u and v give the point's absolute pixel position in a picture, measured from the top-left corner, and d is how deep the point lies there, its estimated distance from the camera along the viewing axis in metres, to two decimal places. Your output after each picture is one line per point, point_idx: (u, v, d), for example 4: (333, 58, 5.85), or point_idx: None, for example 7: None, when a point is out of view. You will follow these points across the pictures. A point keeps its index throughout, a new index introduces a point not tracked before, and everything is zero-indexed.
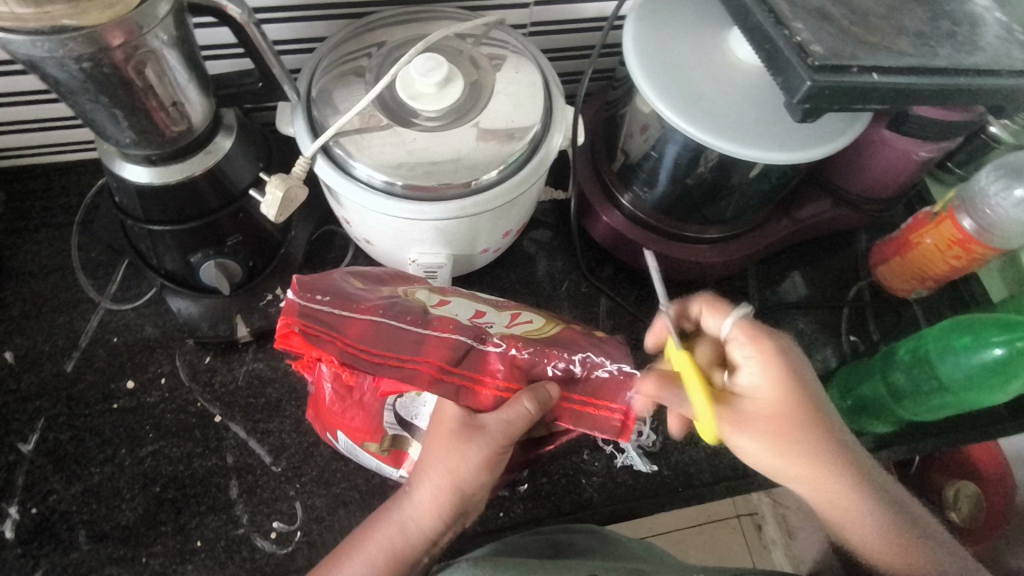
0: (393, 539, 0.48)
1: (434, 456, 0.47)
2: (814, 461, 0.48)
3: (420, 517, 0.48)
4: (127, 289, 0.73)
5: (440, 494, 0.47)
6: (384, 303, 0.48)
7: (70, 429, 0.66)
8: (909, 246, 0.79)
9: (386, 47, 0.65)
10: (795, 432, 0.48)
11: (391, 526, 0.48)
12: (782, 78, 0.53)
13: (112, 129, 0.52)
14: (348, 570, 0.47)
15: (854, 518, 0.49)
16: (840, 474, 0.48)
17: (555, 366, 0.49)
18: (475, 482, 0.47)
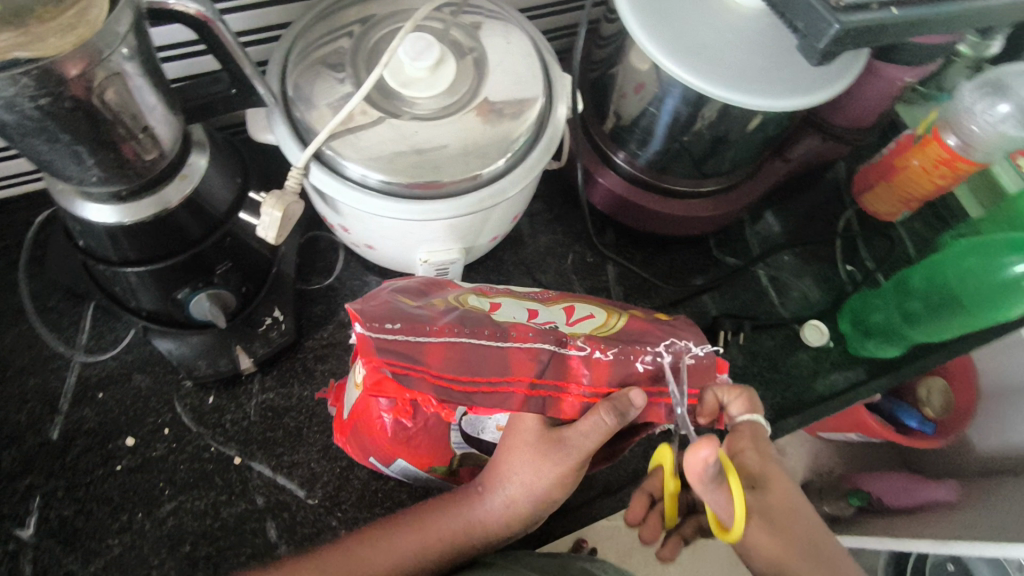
0: (459, 529, 0.54)
1: (512, 466, 0.51)
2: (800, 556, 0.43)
3: (487, 516, 0.53)
4: (101, 337, 0.66)
5: (513, 497, 0.52)
6: (455, 321, 0.43)
7: (73, 502, 0.59)
8: (895, 170, 0.80)
9: (363, 30, 0.58)
10: (781, 524, 0.45)
11: (458, 520, 0.54)
12: (804, 22, 0.51)
13: (74, 169, 0.44)
14: (409, 544, 0.53)
15: None
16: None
17: (643, 361, 0.46)
18: (550, 490, 0.51)
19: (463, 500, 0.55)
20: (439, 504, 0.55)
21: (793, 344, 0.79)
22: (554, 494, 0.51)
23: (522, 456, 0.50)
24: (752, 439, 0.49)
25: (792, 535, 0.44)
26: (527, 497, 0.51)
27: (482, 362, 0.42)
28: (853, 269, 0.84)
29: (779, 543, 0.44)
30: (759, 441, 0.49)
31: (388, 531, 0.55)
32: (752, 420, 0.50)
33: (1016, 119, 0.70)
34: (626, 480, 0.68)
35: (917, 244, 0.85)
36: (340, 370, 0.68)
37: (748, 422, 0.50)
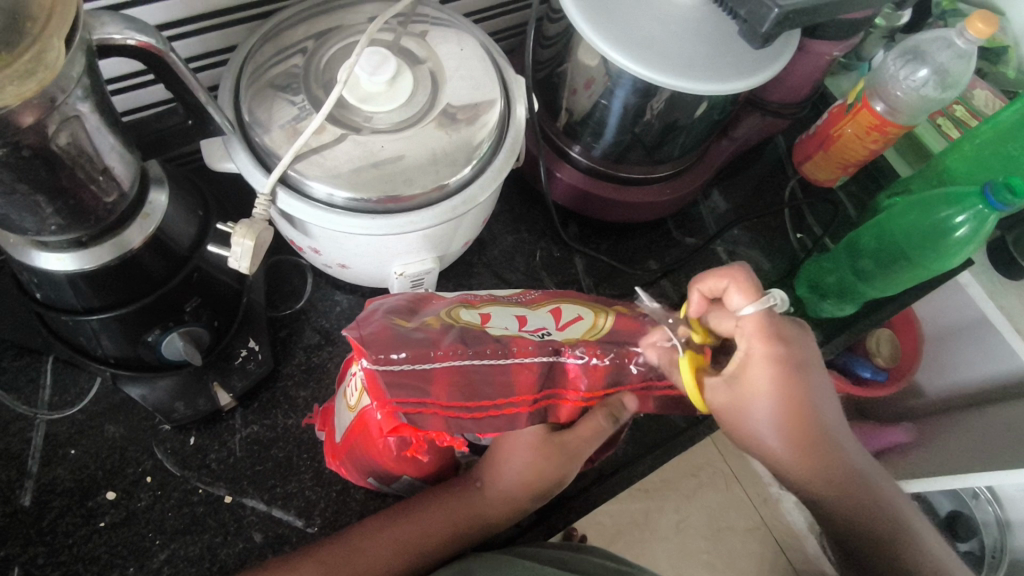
0: (461, 518, 0.56)
1: (510, 460, 0.54)
2: (772, 367, 0.49)
3: (489, 505, 0.56)
4: (65, 391, 0.62)
5: (511, 492, 0.55)
6: (457, 343, 0.45)
7: (56, 568, 0.56)
8: (831, 139, 0.85)
9: (314, 48, 0.57)
10: (772, 335, 0.50)
11: (462, 509, 0.56)
12: (745, 10, 0.54)
13: (30, 220, 0.42)
14: (414, 531, 0.55)
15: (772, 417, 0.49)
16: (772, 359, 0.49)
17: (637, 362, 0.50)
18: (546, 483, 0.54)
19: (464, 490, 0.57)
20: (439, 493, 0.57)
21: None
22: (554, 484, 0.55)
23: (522, 452, 0.53)
24: (767, 338, 0.50)
25: (809, 464, 0.49)
26: (528, 491, 0.55)
27: (486, 383, 0.45)
28: (803, 235, 0.89)
29: (795, 454, 0.49)
30: (782, 350, 0.50)
31: (388, 519, 0.56)
32: (765, 309, 0.50)
33: (935, 81, 0.76)
34: (619, 465, 0.70)
35: (857, 206, 0.91)
36: (323, 393, 0.67)
37: (760, 310, 0.50)
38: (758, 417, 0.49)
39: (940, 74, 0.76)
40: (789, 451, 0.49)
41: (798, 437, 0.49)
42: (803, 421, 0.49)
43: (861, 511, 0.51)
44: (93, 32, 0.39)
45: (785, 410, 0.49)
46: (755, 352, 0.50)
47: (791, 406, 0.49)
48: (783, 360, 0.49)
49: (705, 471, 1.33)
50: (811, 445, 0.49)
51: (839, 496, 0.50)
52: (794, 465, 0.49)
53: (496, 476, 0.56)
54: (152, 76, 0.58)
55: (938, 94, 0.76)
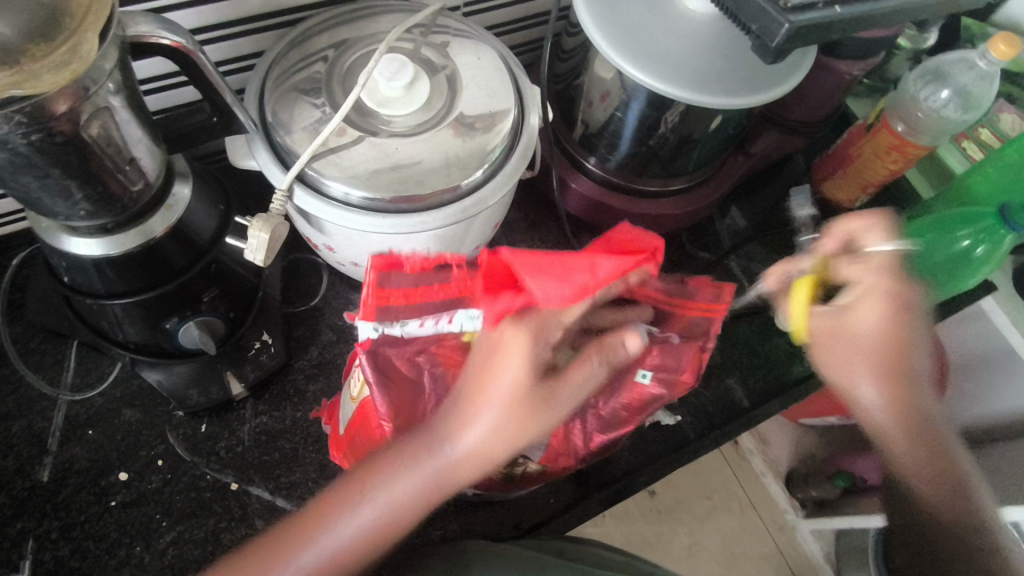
0: (437, 481, 0.47)
1: (477, 417, 0.47)
2: (891, 309, 0.54)
3: (451, 472, 0.47)
4: (86, 374, 0.65)
5: (488, 445, 0.47)
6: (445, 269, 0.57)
7: (68, 543, 0.58)
8: (851, 159, 0.85)
9: (338, 52, 0.60)
10: (886, 278, 0.54)
11: (437, 470, 0.47)
12: (756, 25, 0.53)
13: (60, 205, 0.45)
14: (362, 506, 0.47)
15: (885, 386, 0.54)
16: (891, 318, 0.54)
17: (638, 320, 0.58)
18: (518, 440, 0.47)
19: (431, 446, 0.48)
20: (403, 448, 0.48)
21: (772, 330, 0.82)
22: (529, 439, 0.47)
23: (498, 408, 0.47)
24: (891, 276, 0.54)
25: (910, 395, 0.54)
26: (508, 437, 0.47)
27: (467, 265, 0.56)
28: None
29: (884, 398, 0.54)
30: (905, 288, 0.54)
31: (357, 483, 0.48)
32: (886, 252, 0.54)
33: (957, 102, 0.75)
34: (622, 473, 0.71)
35: None
36: (332, 388, 0.69)
37: (884, 252, 0.54)
38: (870, 350, 0.54)
39: (962, 95, 0.75)
40: (895, 416, 0.54)
41: (885, 376, 0.54)
42: (903, 385, 0.54)
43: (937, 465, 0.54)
44: (127, 29, 0.42)
45: (900, 373, 0.54)
46: (874, 286, 0.54)
47: (898, 366, 0.54)
48: (903, 316, 0.54)
49: (719, 493, 1.31)
50: (914, 411, 0.54)
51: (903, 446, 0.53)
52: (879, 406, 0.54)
53: (459, 433, 0.47)
54: (183, 78, 0.61)
55: (963, 116, 0.76)
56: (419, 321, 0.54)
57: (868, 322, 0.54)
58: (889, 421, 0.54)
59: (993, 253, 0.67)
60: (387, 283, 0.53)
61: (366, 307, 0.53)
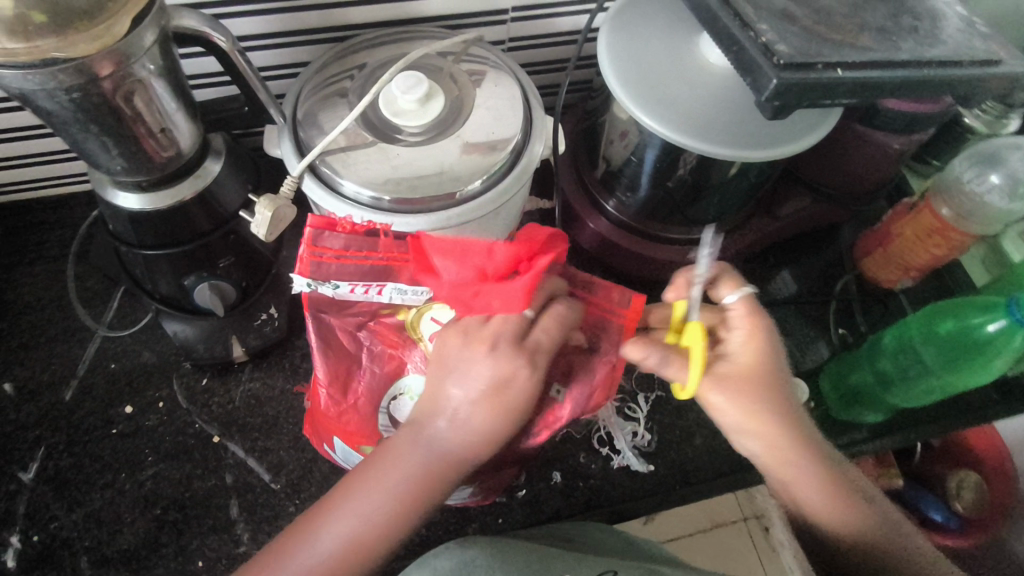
0: (413, 487, 0.47)
1: (455, 387, 0.47)
2: (757, 347, 0.52)
3: (445, 444, 0.47)
4: (123, 316, 0.74)
5: (460, 451, 0.47)
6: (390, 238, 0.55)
7: (70, 456, 0.67)
8: (891, 238, 0.80)
9: (365, 70, 0.65)
10: (750, 322, 0.52)
11: (413, 476, 0.47)
12: (750, 79, 0.54)
13: (102, 156, 0.53)
14: (356, 501, 0.46)
15: (762, 421, 0.52)
16: (758, 358, 0.52)
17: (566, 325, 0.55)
18: (515, 401, 0.46)
19: (407, 451, 0.47)
20: (376, 457, 0.48)
21: None
22: (523, 395, 0.47)
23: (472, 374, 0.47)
24: (753, 320, 0.52)
25: (797, 417, 0.53)
26: (482, 445, 0.47)
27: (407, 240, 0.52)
28: (845, 331, 0.84)
29: (772, 428, 0.52)
30: (768, 327, 0.53)
31: (348, 484, 0.48)
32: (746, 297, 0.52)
33: (1004, 189, 0.71)
34: (577, 509, 0.71)
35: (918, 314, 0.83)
36: None
37: (742, 299, 0.52)
38: (746, 389, 0.52)
39: (1010, 181, 0.71)
40: (775, 446, 0.53)
41: (760, 409, 0.52)
42: (785, 415, 0.52)
43: (829, 483, 0.54)
44: (175, 21, 0.50)
45: (774, 407, 0.52)
46: (734, 330, 0.52)
47: (772, 395, 0.52)
48: (766, 357, 0.52)
49: None
50: (796, 441, 0.53)
51: (788, 468, 0.53)
52: (764, 434, 0.53)
53: (446, 411, 0.47)
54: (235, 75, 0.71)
55: (1009, 204, 0.71)
56: (351, 286, 0.52)
57: (733, 360, 0.52)
58: (782, 447, 0.53)
59: (1010, 346, 0.62)
60: (324, 239, 0.50)
61: (300, 263, 0.50)
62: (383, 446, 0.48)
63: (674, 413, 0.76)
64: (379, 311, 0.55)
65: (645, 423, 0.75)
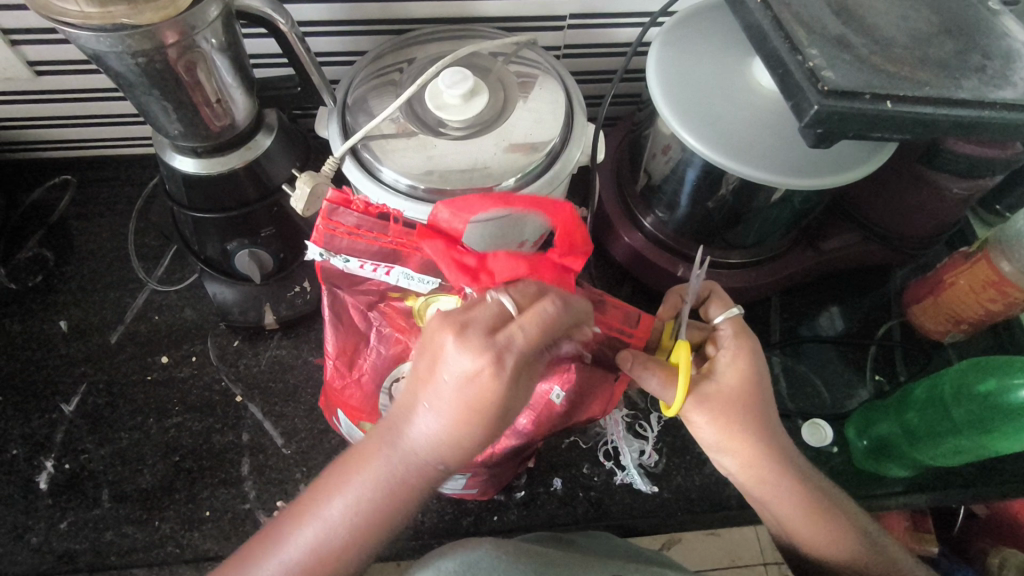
0: (380, 494, 0.42)
1: (436, 379, 0.41)
2: (743, 363, 0.51)
3: (422, 448, 0.41)
4: (172, 272, 0.80)
5: (432, 451, 0.42)
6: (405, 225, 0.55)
7: (107, 395, 0.72)
8: (943, 286, 0.76)
9: (414, 64, 0.68)
10: (735, 337, 0.52)
11: (388, 479, 0.42)
12: (792, 102, 0.53)
13: (163, 119, 0.58)
14: (326, 505, 0.42)
15: (747, 440, 0.50)
16: (742, 374, 0.51)
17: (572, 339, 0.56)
18: (492, 405, 0.40)
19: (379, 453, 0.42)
20: (348, 454, 0.43)
21: (794, 439, 0.76)
22: (496, 398, 0.40)
23: (442, 363, 0.41)
24: (741, 340, 0.52)
25: (777, 435, 0.51)
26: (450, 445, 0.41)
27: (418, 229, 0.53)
28: (882, 378, 0.81)
29: (747, 448, 0.50)
30: (755, 347, 0.52)
31: (322, 484, 0.43)
32: (733, 319, 0.54)
33: None
34: (573, 520, 0.70)
35: None
36: None
37: (729, 320, 0.53)
38: (732, 406, 0.50)
39: None
40: (756, 467, 0.51)
41: (744, 427, 0.50)
42: (768, 435, 0.50)
43: (806, 504, 0.51)
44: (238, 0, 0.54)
45: (757, 426, 0.50)
46: (722, 349, 0.53)
47: (755, 412, 0.50)
48: (751, 373, 0.51)
49: None
50: (780, 463, 0.51)
51: (767, 488, 0.51)
52: (742, 452, 0.50)
53: (423, 411, 0.41)
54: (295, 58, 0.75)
55: None
56: (361, 261, 0.54)
57: (721, 376, 0.51)
58: (766, 467, 0.50)
59: None
60: (339, 215, 0.51)
61: (314, 232, 0.52)
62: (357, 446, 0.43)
63: (686, 438, 0.75)
64: (388, 293, 0.58)
65: (655, 443, 0.74)
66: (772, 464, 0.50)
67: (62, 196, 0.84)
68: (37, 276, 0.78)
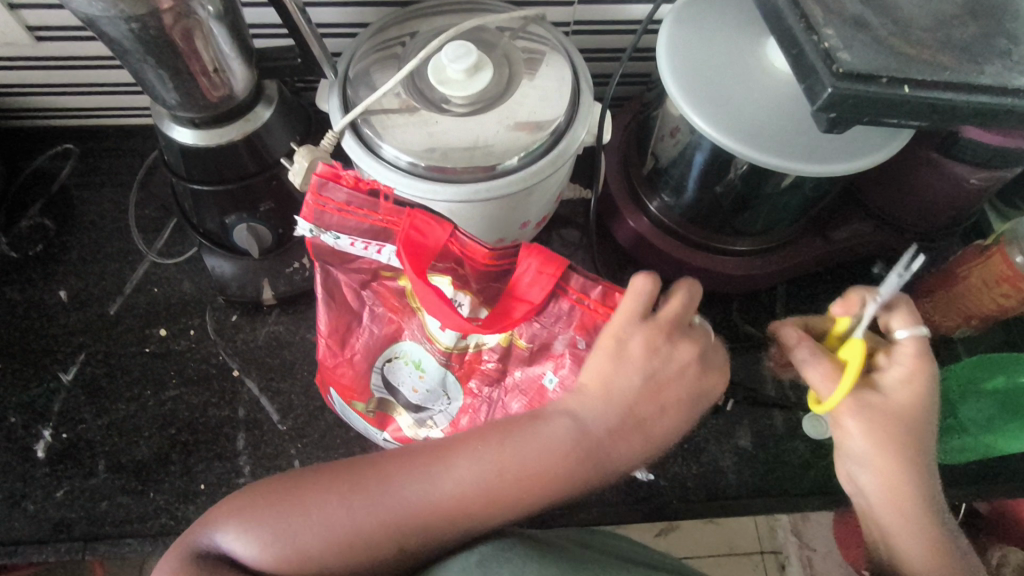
0: (538, 468, 0.47)
1: (608, 357, 0.49)
2: (918, 393, 0.50)
3: (598, 424, 0.48)
4: (172, 245, 0.79)
5: (592, 432, 0.48)
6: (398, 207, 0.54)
7: (105, 365, 0.72)
8: (954, 281, 0.74)
9: (417, 37, 0.66)
10: (921, 360, 0.51)
11: (554, 449, 0.47)
12: (806, 85, 0.51)
13: (159, 88, 0.56)
14: (471, 458, 0.47)
15: (891, 461, 0.49)
16: (915, 402, 0.50)
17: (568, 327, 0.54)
18: (666, 377, 0.49)
19: (550, 421, 0.48)
20: (512, 423, 0.49)
21: (794, 431, 0.75)
22: (672, 370, 0.49)
23: (622, 334, 0.50)
24: (923, 367, 0.51)
25: (927, 468, 0.50)
26: (555, 484, 0.47)
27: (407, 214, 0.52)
28: None
29: (896, 471, 0.49)
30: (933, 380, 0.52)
31: (473, 437, 0.48)
32: (919, 340, 0.52)
33: None
34: (566, 505, 0.69)
35: None
36: None
37: (914, 337, 0.51)
38: (891, 424, 0.50)
39: None
40: (894, 493, 0.49)
41: (895, 450, 0.49)
42: (920, 468, 0.50)
43: (934, 544, 0.49)
44: None
45: (911, 456, 0.50)
46: (896, 368, 0.51)
47: (912, 443, 0.50)
48: (918, 407, 0.51)
49: None
50: (921, 495, 0.50)
51: (901, 516, 0.49)
52: (885, 470, 0.50)
53: (578, 386, 0.50)
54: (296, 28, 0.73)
55: None
56: (351, 240, 0.53)
57: (897, 399, 0.50)
58: (909, 496, 0.49)
59: None
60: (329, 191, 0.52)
61: (304, 208, 0.52)
62: (521, 423, 0.49)
63: None
64: (381, 273, 0.57)
65: None
66: (916, 495, 0.50)
67: (64, 165, 0.83)
68: (38, 246, 0.78)
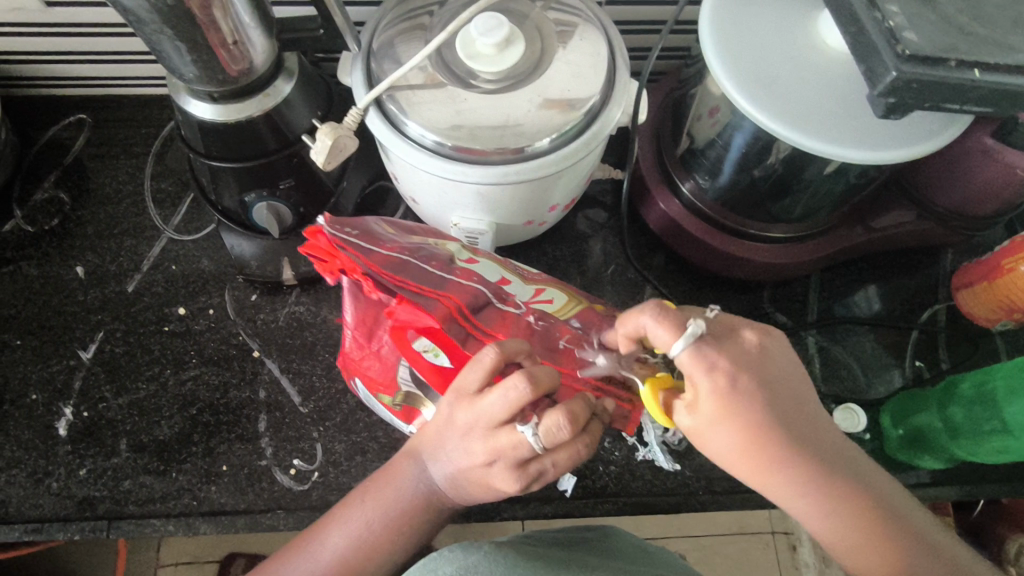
0: (387, 518, 0.53)
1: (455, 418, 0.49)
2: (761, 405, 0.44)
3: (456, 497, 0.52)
4: (189, 221, 0.77)
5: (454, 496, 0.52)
6: (408, 248, 0.58)
7: (124, 343, 0.71)
8: (1000, 271, 0.70)
9: (446, 7, 0.63)
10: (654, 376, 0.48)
11: (402, 510, 0.53)
12: (865, 66, 0.48)
13: (176, 61, 0.53)
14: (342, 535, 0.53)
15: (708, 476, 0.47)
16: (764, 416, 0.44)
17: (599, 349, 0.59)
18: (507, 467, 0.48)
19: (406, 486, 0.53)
20: (373, 481, 0.55)
21: None
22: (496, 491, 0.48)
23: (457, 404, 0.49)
24: (709, 377, 0.44)
25: (823, 458, 0.46)
26: (408, 526, 0.53)
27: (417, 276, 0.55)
28: (923, 364, 0.77)
29: (780, 484, 0.45)
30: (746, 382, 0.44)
31: (352, 498, 0.55)
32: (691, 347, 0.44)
33: None
34: (589, 494, 0.68)
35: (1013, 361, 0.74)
36: None
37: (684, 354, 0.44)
38: (752, 449, 0.44)
39: None
40: (801, 501, 0.46)
41: (772, 465, 0.45)
42: (816, 470, 0.45)
43: (869, 535, 0.46)
44: None
45: (795, 460, 0.45)
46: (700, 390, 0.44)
47: (795, 454, 0.45)
48: (779, 417, 0.44)
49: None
50: (837, 494, 0.46)
51: (822, 520, 0.46)
52: (772, 486, 0.46)
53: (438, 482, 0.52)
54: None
55: None
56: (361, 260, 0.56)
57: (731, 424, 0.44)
58: (813, 499, 0.46)
59: None
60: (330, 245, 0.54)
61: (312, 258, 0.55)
62: (382, 479, 0.54)
63: None
64: None
65: None
66: (816, 497, 0.46)
67: (76, 135, 0.81)
68: (53, 220, 0.77)
